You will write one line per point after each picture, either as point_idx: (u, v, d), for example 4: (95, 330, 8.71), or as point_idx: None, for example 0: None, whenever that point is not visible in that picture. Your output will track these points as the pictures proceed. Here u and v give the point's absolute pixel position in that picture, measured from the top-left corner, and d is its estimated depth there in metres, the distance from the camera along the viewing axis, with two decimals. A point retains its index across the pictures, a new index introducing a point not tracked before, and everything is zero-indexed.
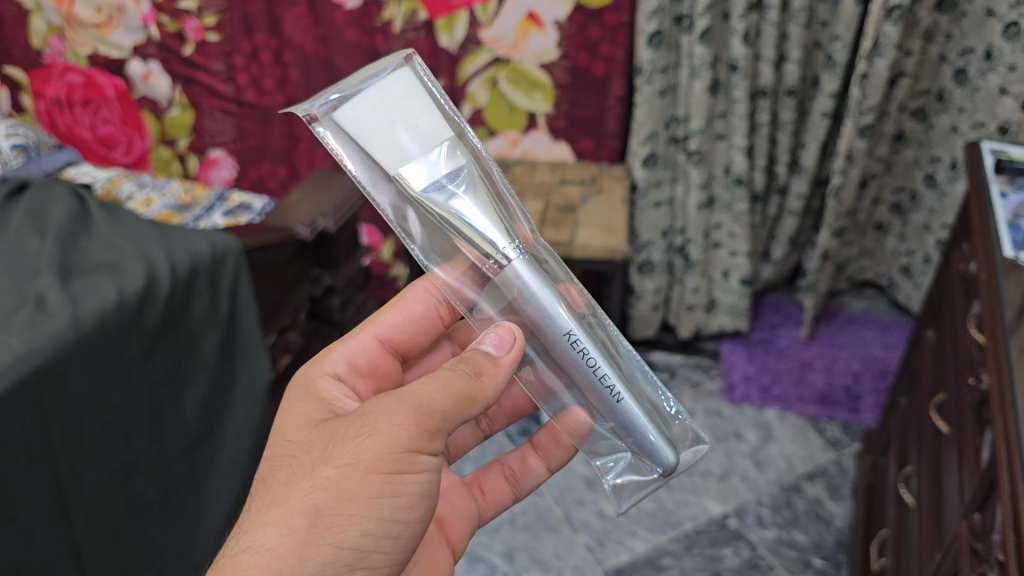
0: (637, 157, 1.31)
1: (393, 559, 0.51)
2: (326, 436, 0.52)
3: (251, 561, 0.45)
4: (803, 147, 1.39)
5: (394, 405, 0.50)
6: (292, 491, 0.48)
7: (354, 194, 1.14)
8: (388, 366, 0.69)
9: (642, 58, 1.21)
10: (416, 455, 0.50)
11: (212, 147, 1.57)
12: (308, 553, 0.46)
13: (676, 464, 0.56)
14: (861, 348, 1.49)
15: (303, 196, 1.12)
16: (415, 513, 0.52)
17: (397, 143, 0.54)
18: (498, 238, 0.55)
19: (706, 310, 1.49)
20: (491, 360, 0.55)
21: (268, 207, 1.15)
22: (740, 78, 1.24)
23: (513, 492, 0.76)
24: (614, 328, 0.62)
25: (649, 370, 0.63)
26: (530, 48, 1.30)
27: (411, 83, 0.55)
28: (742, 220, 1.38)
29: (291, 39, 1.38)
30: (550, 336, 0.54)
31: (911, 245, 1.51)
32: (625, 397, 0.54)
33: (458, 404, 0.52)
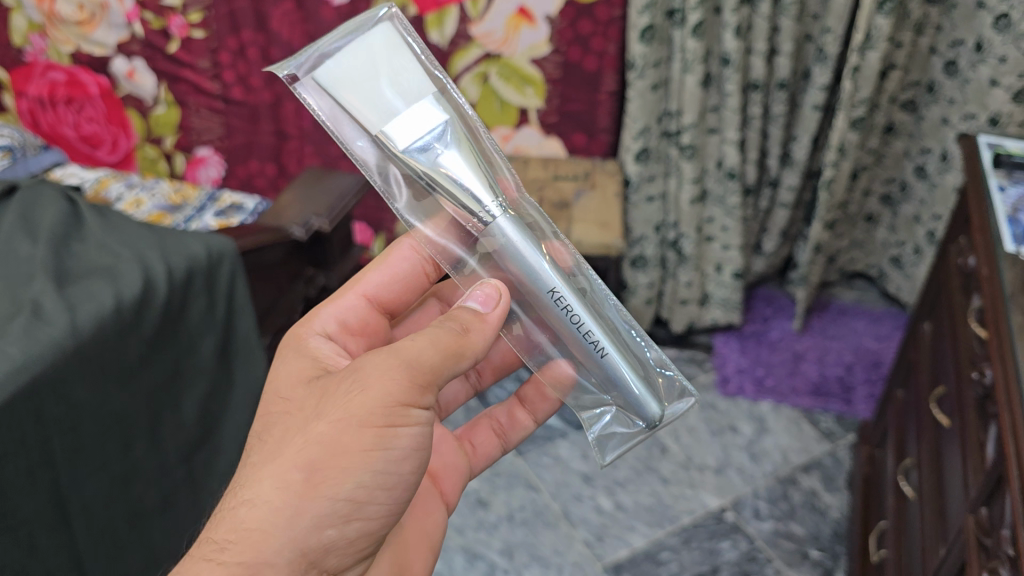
0: (630, 152, 1.31)
1: (389, 509, 0.53)
2: (319, 393, 0.54)
3: (248, 516, 0.47)
4: (794, 140, 1.39)
5: (385, 361, 0.52)
6: (287, 446, 0.50)
7: (348, 193, 1.14)
8: (378, 324, 0.71)
9: (635, 53, 1.21)
10: (408, 409, 0.52)
11: (199, 145, 1.55)
12: (304, 506, 0.48)
13: (658, 415, 0.60)
14: (853, 339, 1.50)
15: (297, 196, 1.11)
16: (408, 465, 0.53)
17: (382, 100, 0.53)
18: (485, 194, 0.55)
19: (698, 304, 1.49)
20: (478, 316, 0.57)
21: (261, 207, 1.14)
22: (732, 71, 1.24)
23: (502, 445, 0.80)
24: (600, 282, 0.63)
25: (628, 317, 0.64)
26: (521, 44, 1.29)
27: (393, 39, 0.55)
28: (734, 214, 1.38)
29: (279, 36, 1.37)
30: (536, 293, 0.57)
31: (902, 236, 1.52)
32: (610, 352, 0.57)
33: (447, 358, 0.54)
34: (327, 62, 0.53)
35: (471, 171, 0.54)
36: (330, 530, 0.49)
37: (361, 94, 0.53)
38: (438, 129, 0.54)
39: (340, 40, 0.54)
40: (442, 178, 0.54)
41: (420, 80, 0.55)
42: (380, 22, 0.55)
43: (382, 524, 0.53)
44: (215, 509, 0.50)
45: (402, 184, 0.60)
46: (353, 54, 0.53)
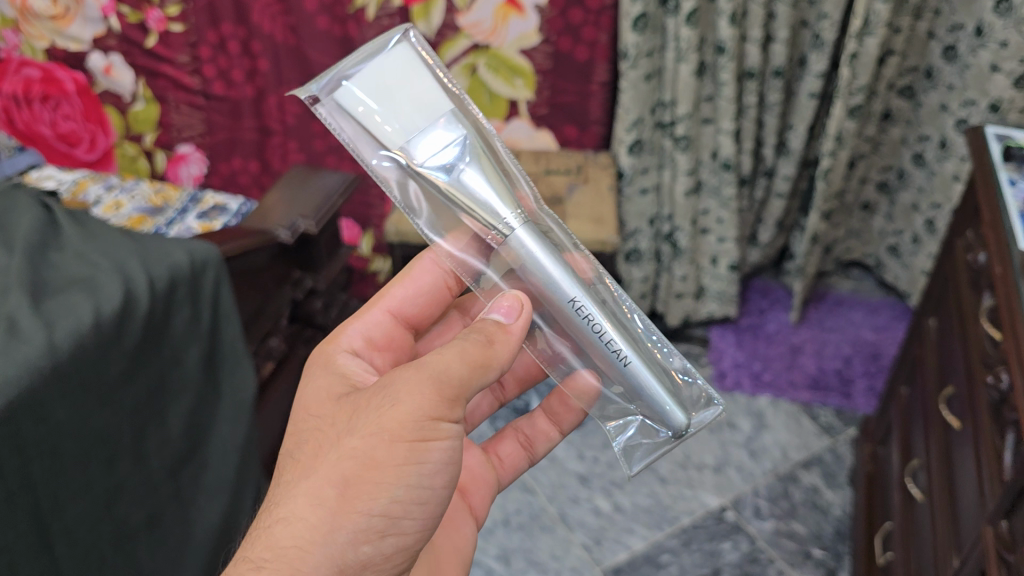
0: (623, 144, 1.28)
1: (423, 524, 0.54)
2: (352, 407, 0.55)
3: (285, 534, 0.49)
4: (790, 129, 1.36)
5: (413, 377, 0.53)
6: (321, 464, 0.51)
7: (335, 192, 1.10)
8: (400, 337, 0.74)
9: (627, 42, 1.18)
10: (439, 423, 0.53)
11: (180, 142, 1.50)
12: (340, 522, 0.49)
13: (685, 425, 0.59)
14: (851, 331, 1.47)
15: (282, 196, 1.07)
16: (440, 479, 0.54)
17: (401, 118, 0.57)
18: (503, 207, 0.57)
19: (694, 298, 1.46)
20: (502, 328, 0.58)
21: (245, 208, 1.11)
22: (727, 60, 1.21)
23: (529, 456, 0.82)
24: (622, 293, 0.64)
25: (653, 332, 0.64)
26: (510, 34, 1.25)
27: (409, 57, 0.58)
28: (729, 205, 1.35)
29: (260, 29, 1.33)
30: (557, 303, 0.57)
31: (899, 225, 1.48)
32: (633, 361, 0.57)
33: (474, 371, 0.55)
34: (349, 83, 0.57)
35: (489, 186, 0.57)
36: (365, 546, 0.51)
37: (382, 114, 0.56)
38: (456, 146, 0.57)
39: (360, 63, 0.57)
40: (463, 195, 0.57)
41: (437, 97, 0.58)
42: (396, 43, 0.57)
43: (416, 538, 0.55)
44: (252, 525, 0.51)
45: (422, 200, 0.62)
46: (373, 75, 0.56)
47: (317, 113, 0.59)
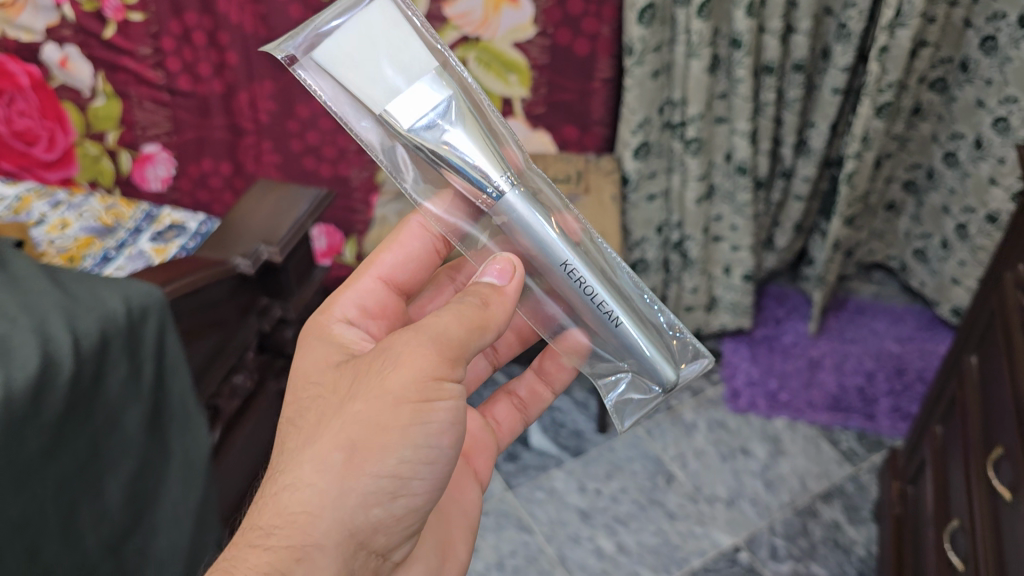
0: (628, 147, 1.16)
1: (434, 485, 0.53)
2: (350, 373, 0.53)
3: (292, 500, 0.47)
4: (811, 126, 1.24)
5: (413, 338, 0.51)
6: (324, 429, 0.50)
7: (301, 211, 0.99)
8: (395, 305, 0.72)
9: (632, 36, 1.06)
10: (442, 383, 0.51)
11: (145, 141, 1.38)
12: (347, 485, 0.48)
13: (672, 378, 0.62)
14: (873, 342, 1.36)
15: (246, 220, 0.97)
16: (448, 439, 0.53)
17: (383, 80, 0.53)
18: (497, 171, 0.55)
19: (706, 309, 1.34)
20: (496, 289, 0.57)
21: (205, 228, 1.01)
22: (744, 54, 1.09)
23: (524, 418, 0.83)
24: (610, 250, 0.65)
25: (642, 288, 0.66)
26: (502, 26, 1.13)
27: (391, 14, 0.53)
28: (744, 212, 1.23)
29: (227, 19, 1.21)
30: (549, 266, 0.58)
31: (927, 227, 1.36)
32: (622, 319, 0.59)
33: (473, 332, 0.53)
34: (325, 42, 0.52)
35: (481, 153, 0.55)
36: (376, 509, 0.49)
37: (362, 76, 0.52)
38: (444, 108, 0.54)
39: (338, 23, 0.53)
40: (449, 159, 0.55)
41: (420, 57, 0.54)
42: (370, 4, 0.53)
43: (427, 499, 0.53)
44: (258, 494, 0.50)
45: (407, 162, 0.60)
46: (352, 37, 0.52)
47: (297, 76, 0.56)
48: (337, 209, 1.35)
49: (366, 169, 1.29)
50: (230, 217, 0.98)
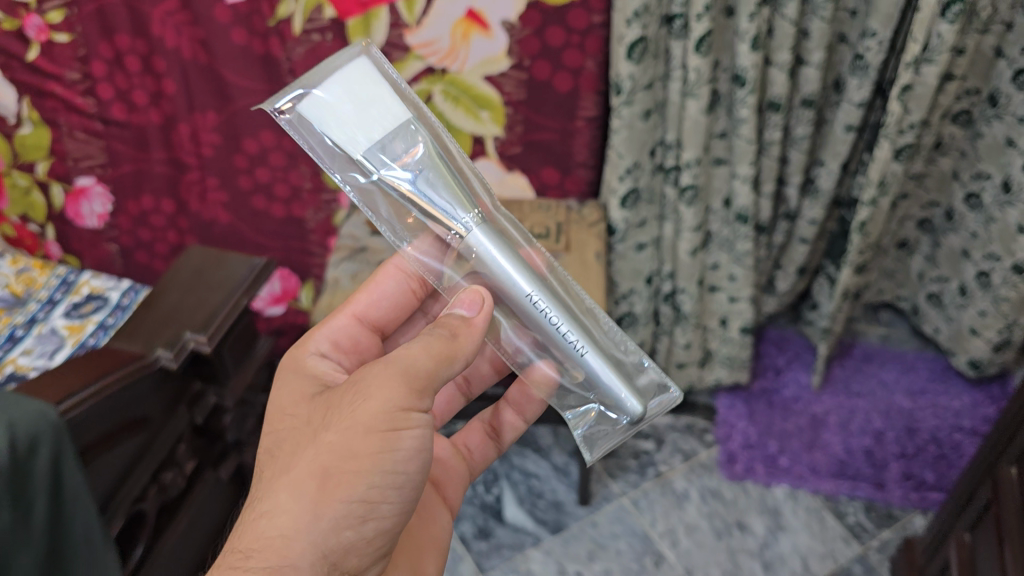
0: (614, 195, 1.03)
1: (401, 511, 0.53)
2: (323, 404, 0.54)
3: (268, 525, 0.47)
4: (818, 165, 1.12)
5: (382, 370, 0.52)
6: (297, 457, 0.50)
7: (234, 286, 0.86)
8: (370, 342, 0.69)
9: (621, 73, 0.94)
10: (410, 412, 0.52)
11: (78, 174, 1.23)
12: (320, 512, 0.48)
13: (643, 414, 0.56)
14: (882, 396, 1.24)
15: (170, 299, 0.84)
16: (416, 465, 0.53)
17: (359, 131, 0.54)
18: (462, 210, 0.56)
19: (699, 365, 1.21)
20: (465, 321, 0.57)
21: (127, 300, 0.89)
22: (748, 93, 0.97)
23: (497, 446, 0.77)
24: (578, 288, 0.65)
25: (610, 325, 0.65)
26: (471, 58, 1.00)
27: (370, 73, 0.55)
28: (744, 262, 1.10)
29: (162, 43, 1.09)
30: (513, 298, 0.55)
31: (944, 272, 1.23)
32: (588, 350, 0.55)
33: (441, 363, 0.54)
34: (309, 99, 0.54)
35: (445, 191, 0.56)
36: (348, 533, 0.49)
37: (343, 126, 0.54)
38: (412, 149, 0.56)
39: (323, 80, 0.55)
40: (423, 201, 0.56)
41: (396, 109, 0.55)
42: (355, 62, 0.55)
43: (396, 523, 0.53)
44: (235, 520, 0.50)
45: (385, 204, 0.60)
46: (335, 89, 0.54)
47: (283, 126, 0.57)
48: (292, 254, 1.23)
49: (322, 210, 1.18)
50: (154, 296, 0.85)
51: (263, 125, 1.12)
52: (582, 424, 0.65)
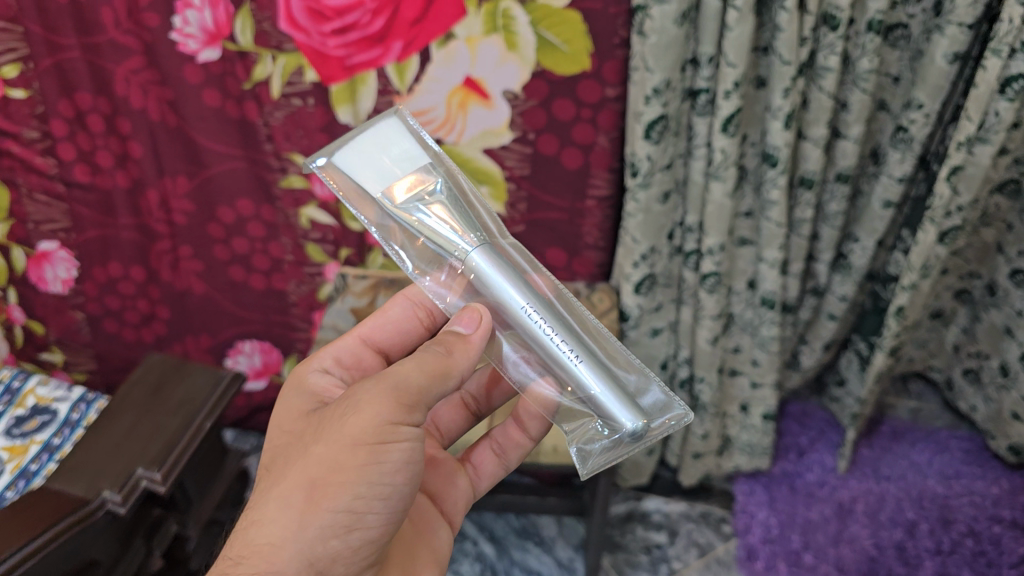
0: (627, 281, 0.93)
1: (389, 521, 0.54)
2: (318, 418, 0.55)
3: (258, 533, 0.50)
4: (851, 239, 1.01)
5: (374, 387, 0.53)
6: (290, 468, 0.52)
7: (197, 408, 0.75)
8: (376, 364, 0.67)
9: (637, 153, 0.83)
10: (399, 426, 0.52)
11: (39, 237, 1.12)
12: (307, 520, 0.50)
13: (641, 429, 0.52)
14: (914, 481, 1.14)
15: (118, 428, 0.73)
16: (404, 476, 0.54)
17: (384, 168, 0.55)
18: (463, 236, 0.55)
19: (717, 453, 1.11)
20: (461, 338, 0.56)
21: (78, 415, 0.83)
22: (779, 173, 0.86)
23: (503, 466, 0.72)
24: (591, 317, 0.58)
25: (621, 344, 0.58)
26: (469, 129, 0.90)
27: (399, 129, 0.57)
28: (769, 347, 1.00)
29: (127, 103, 0.98)
30: (508, 310, 0.53)
31: (984, 347, 1.12)
32: (581, 359, 0.51)
33: (433, 380, 0.54)
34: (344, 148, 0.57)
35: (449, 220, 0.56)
36: (335, 541, 0.51)
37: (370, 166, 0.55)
38: (433, 187, 0.56)
39: (356, 134, 0.57)
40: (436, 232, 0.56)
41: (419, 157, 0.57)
42: (395, 114, 0.59)
43: (384, 532, 0.54)
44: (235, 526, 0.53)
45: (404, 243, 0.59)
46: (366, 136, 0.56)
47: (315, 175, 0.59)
48: (274, 327, 1.14)
49: (305, 284, 1.09)
50: (103, 422, 0.74)
51: (240, 195, 1.03)
52: (580, 443, 0.59)
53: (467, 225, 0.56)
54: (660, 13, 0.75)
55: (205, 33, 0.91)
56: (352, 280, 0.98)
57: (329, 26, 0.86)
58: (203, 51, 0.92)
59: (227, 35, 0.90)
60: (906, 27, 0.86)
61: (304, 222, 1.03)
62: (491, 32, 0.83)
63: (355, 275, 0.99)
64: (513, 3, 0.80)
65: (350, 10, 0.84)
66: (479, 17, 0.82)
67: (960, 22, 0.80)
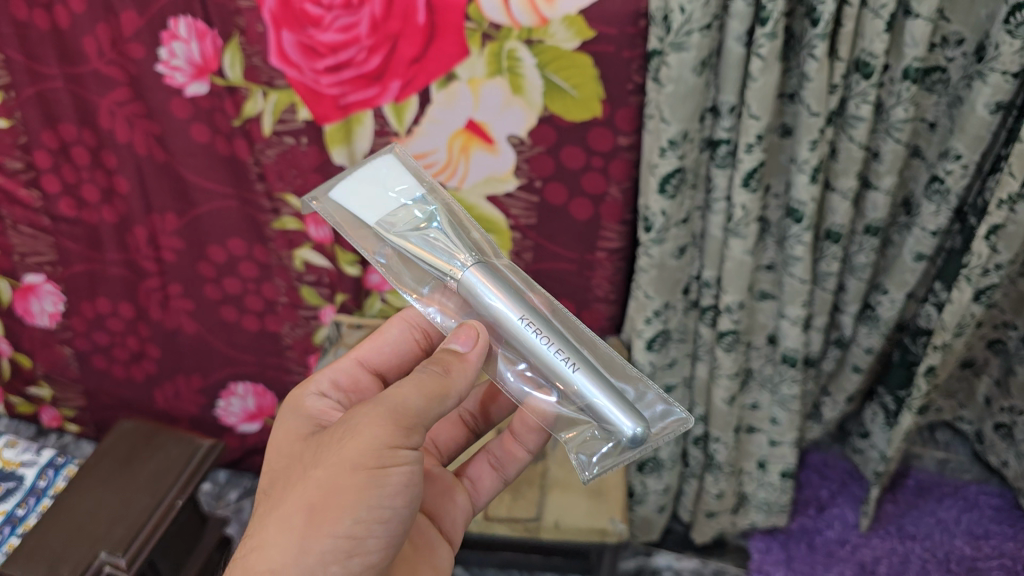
0: (639, 337, 0.87)
1: (390, 546, 0.52)
2: (316, 442, 0.54)
3: (258, 561, 0.48)
4: (879, 290, 0.95)
5: (371, 411, 0.52)
6: (289, 494, 0.51)
7: (168, 487, 0.77)
8: (374, 387, 0.65)
9: (651, 207, 0.77)
10: (398, 449, 0.51)
11: (24, 270, 1.08)
12: (309, 546, 0.49)
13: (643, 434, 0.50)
14: (941, 541, 1.07)
15: (89, 507, 0.75)
16: (404, 500, 0.52)
17: (376, 202, 0.57)
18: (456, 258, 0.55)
19: (732, 511, 1.06)
20: (460, 356, 0.56)
21: (40, 490, 0.94)
22: (804, 229, 0.80)
23: (502, 479, 0.70)
24: (585, 329, 0.58)
25: (617, 355, 0.58)
26: (472, 174, 0.84)
27: (395, 165, 0.59)
28: (790, 405, 0.94)
29: (112, 137, 0.93)
30: (504, 325, 0.52)
31: (1018, 402, 1.05)
32: (579, 366, 0.50)
33: (431, 403, 0.53)
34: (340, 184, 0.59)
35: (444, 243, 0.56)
36: (335, 568, 0.49)
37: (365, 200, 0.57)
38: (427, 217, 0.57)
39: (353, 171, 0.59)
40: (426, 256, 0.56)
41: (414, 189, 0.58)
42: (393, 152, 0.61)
43: (385, 557, 0.53)
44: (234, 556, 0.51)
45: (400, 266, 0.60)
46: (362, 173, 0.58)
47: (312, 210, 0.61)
48: (268, 370, 1.09)
49: (300, 327, 1.04)
50: (69, 500, 0.76)
51: (231, 234, 0.98)
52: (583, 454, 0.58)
53: (461, 246, 0.56)
54: (677, 61, 0.68)
55: (193, 66, 0.85)
56: (346, 331, 0.96)
57: (323, 63, 0.80)
58: (190, 85, 0.87)
59: (214, 69, 0.85)
60: (944, 71, 0.79)
61: (298, 264, 0.98)
62: (496, 74, 0.77)
63: (349, 326, 0.97)
64: (519, 44, 0.74)
65: (345, 47, 0.79)
66: (482, 58, 0.76)
67: (1005, 70, 0.73)
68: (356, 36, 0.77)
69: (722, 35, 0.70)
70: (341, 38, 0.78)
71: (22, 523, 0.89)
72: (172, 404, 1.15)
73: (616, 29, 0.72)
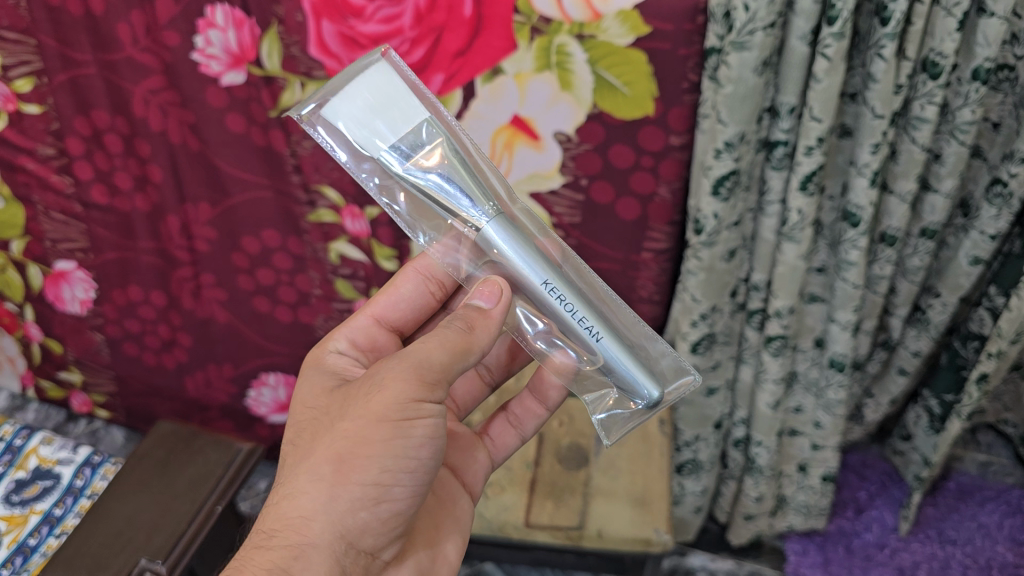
0: (684, 340, 0.84)
1: (417, 495, 0.51)
2: (342, 395, 0.53)
3: (290, 507, 0.48)
4: (930, 294, 0.92)
5: (396, 364, 0.50)
6: (316, 444, 0.50)
7: (208, 493, 0.78)
8: (391, 345, 0.65)
9: (703, 210, 0.74)
10: (423, 402, 0.49)
11: (56, 257, 1.06)
12: (338, 492, 0.48)
13: (659, 397, 0.53)
14: (983, 547, 1.04)
15: (128, 514, 0.76)
16: (430, 450, 0.51)
17: (373, 130, 0.52)
18: (474, 203, 0.53)
19: (769, 514, 1.04)
20: (483, 312, 0.54)
21: (74, 489, 0.94)
22: (860, 233, 0.77)
23: (519, 435, 0.68)
24: (602, 283, 0.58)
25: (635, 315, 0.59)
26: (515, 171, 0.82)
27: (390, 75, 0.53)
28: (835, 410, 0.92)
29: (145, 125, 0.91)
30: (528, 288, 0.52)
31: None
32: (603, 336, 0.51)
33: (457, 357, 0.51)
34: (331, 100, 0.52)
35: (457, 181, 0.53)
36: (363, 514, 0.48)
37: (364, 125, 0.52)
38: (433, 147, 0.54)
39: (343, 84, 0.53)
40: (441, 198, 0.54)
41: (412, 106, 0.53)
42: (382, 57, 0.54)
43: (413, 505, 0.51)
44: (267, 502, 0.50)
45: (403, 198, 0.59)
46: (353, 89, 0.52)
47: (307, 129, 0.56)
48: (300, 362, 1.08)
49: (334, 319, 1.02)
50: (108, 504, 0.77)
51: (266, 225, 0.96)
52: (600, 408, 0.59)
53: (480, 190, 0.53)
54: (738, 61, 0.65)
55: (229, 55, 0.83)
56: None
57: (363, 55, 0.77)
58: (227, 75, 0.84)
59: (252, 58, 0.82)
60: (1013, 69, 0.75)
61: (333, 257, 0.97)
62: (545, 69, 0.74)
63: None
64: (570, 38, 0.71)
65: (387, 38, 0.76)
66: (531, 52, 0.73)
67: None
68: (399, 27, 0.75)
69: (786, 33, 0.67)
70: (383, 29, 0.75)
71: (58, 525, 0.90)
72: (203, 392, 1.14)
73: (672, 26, 0.69)
